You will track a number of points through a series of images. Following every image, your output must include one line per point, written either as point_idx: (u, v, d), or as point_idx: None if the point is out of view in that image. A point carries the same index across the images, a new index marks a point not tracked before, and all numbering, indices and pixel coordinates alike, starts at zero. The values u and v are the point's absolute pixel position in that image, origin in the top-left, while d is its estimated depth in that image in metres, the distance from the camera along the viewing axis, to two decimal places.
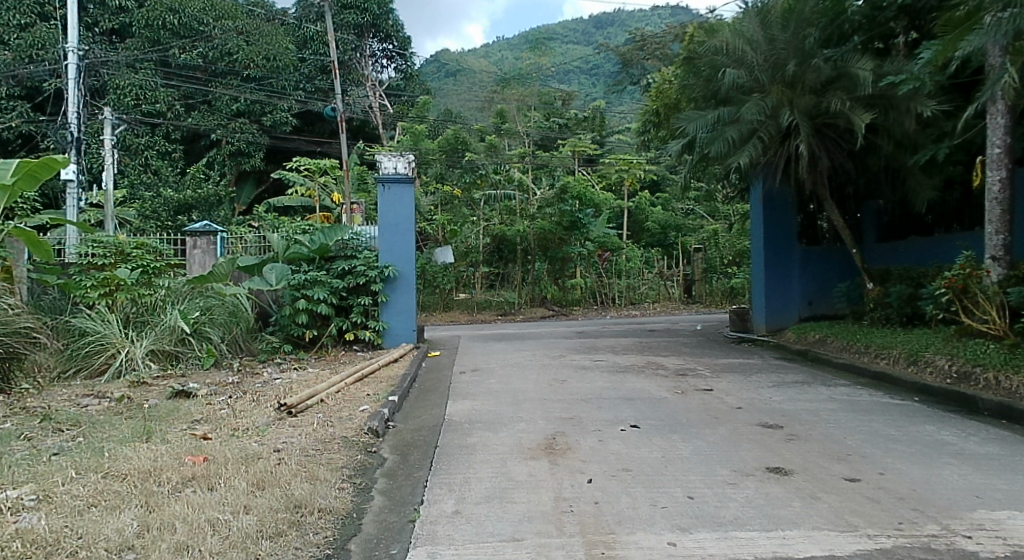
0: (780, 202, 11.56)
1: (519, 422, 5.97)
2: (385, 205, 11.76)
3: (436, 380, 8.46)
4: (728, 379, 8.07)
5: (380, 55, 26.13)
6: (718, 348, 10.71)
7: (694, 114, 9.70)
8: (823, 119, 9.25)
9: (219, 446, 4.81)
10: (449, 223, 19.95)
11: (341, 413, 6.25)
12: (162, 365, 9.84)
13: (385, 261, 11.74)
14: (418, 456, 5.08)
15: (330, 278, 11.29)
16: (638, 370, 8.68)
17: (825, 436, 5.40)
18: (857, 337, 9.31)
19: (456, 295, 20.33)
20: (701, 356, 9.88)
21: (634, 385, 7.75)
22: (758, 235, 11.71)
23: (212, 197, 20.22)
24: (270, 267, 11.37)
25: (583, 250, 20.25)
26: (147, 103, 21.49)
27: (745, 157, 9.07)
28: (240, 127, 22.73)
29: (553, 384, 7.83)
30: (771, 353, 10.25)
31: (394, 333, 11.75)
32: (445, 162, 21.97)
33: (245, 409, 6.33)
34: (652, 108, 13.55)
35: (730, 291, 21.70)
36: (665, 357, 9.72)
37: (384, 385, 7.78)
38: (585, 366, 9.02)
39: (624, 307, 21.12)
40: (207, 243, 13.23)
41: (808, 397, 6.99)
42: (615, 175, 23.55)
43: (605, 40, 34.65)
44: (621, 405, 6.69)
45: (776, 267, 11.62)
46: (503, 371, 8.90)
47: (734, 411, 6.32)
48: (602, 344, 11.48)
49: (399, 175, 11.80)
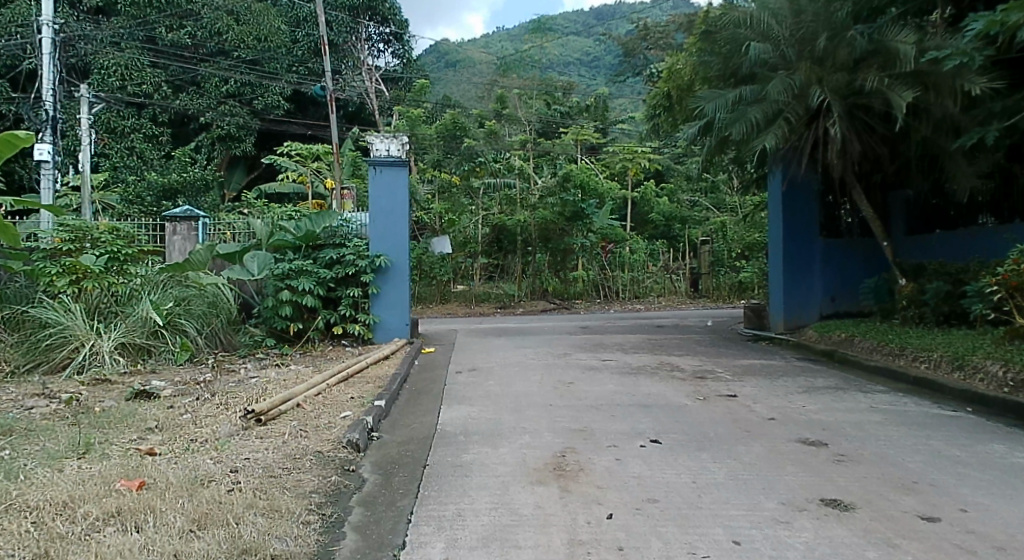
0: (802, 190, 10.77)
1: (523, 435, 5.20)
2: (376, 189, 10.96)
3: (429, 381, 7.67)
4: (752, 383, 7.30)
5: (376, 39, 25.20)
6: (735, 348, 9.93)
7: (712, 93, 8.90)
8: (856, 100, 8.45)
9: (163, 465, 4.01)
10: (448, 212, 19.16)
11: (318, 421, 5.46)
12: (133, 360, 9.02)
13: (376, 250, 10.95)
14: (403, 479, 4.29)
15: (316, 267, 10.49)
16: (652, 372, 7.91)
17: (879, 457, 4.64)
18: (889, 338, 8.54)
19: (454, 287, 19.61)
20: (718, 356, 9.11)
21: (649, 390, 6.98)
22: (778, 225, 10.94)
23: (200, 182, 19.39)
24: (252, 255, 10.74)
25: (586, 242, 19.48)
26: (133, 83, 20.75)
27: (770, 140, 8.27)
28: (230, 110, 21.87)
29: (560, 388, 7.06)
30: (793, 354, 9.48)
31: (386, 327, 10.96)
32: (443, 149, 21.18)
33: (209, 415, 5.53)
34: (663, 90, 12.72)
35: (739, 285, 20.87)
36: (679, 356, 8.95)
37: (370, 386, 7.01)
38: (593, 367, 8.26)
39: (628, 301, 20.36)
40: (188, 228, 12.52)
41: (846, 405, 6.23)
42: (619, 164, 22.62)
43: (608, 29, 33.95)
44: (637, 414, 5.92)
45: (796, 259, 10.86)
46: (504, 371, 8.13)
47: (768, 424, 5.55)
48: (609, 342, 10.71)
49: (392, 157, 10.98)
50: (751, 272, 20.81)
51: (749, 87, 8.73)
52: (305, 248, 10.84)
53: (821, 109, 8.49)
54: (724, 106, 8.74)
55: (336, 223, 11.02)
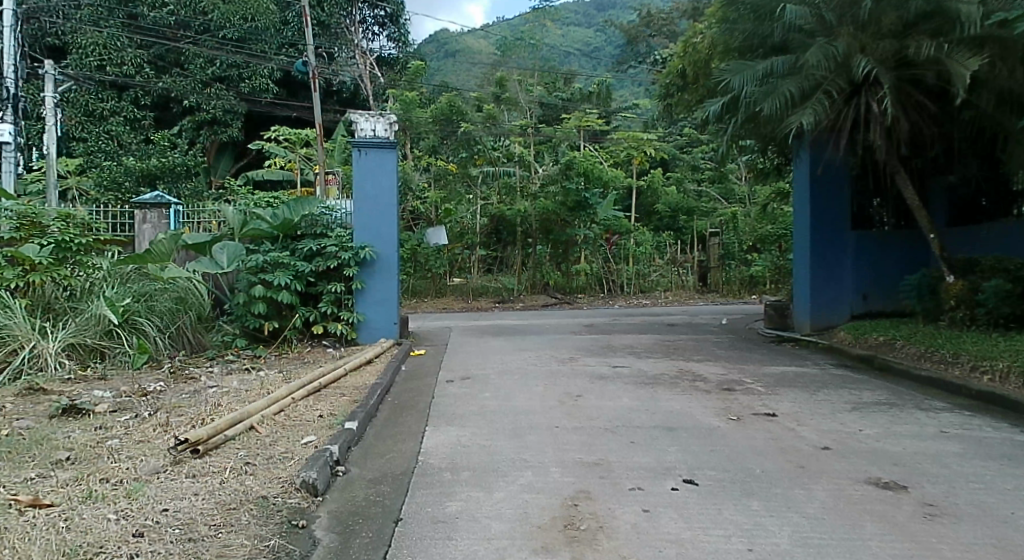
0: (833, 177, 9.73)
1: (524, 472, 4.17)
2: (362, 174, 9.91)
3: (415, 392, 6.63)
4: (791, 398, 6.25)
5: (371, 22, 24.05)
6: (760, 352, 8.90)
7: (739, 64, 7.81)
8: (907, 71, 7.38)
9: (38, 535, 2.98)
10: (444, 200, 18.12)
11: (273, 452, 4.41)
12: (82, 363, 8.05)
13: (361, 241, 9.90)
14: (367, 541, 3.26)
15: (294, 260, 9.45)
16: (672, 383, 6.86)
17: (981, 511, 3.60)
18: (939, 343, 7.52)
19: (450, 280, 18.68)
20: (743, 362, 8.06)
21: (671, 406, 5.93)
22: (805, 215, 9.89)
23: (180, 168, 18.35)
24: (222, 246, 9.58)
25: (589, 234, 18.49)
26: (112, 65, 19.88)
27: (808, 117, 7.20)
28: (215, 93, 20.74)
29: (567, 404, 6.01)
30: (826, 359, 8.46)
31: (372, 327, 9.93)
32: (440, 133, 19.61)
33: (138, 443, 4.46)
34: (677, 67, 11.64)
35: (750, 280, 19.85)
36: (700, 362, 7.93)
37: (346, 399, 5.99)
38: (602, 376, 7.20)
39: (633, 296, 19.29)
40: (159, 216, 11.55)
41: (909, 428, 5.20)
42: (624, 152, 21.37)
43: (611, 18, 32.98)
44: (661, 441, 4.89)
45: (825, 253, 9.85)
46: (502, 381, 7.07)
47: (823, 455, 4.52)
48: (618, 344, 9.66)
49: (379, 139, 9.92)
50: (763, 266, 19.78)
51: (782, 57, 7.66)
52: (283, 238, 9.81)
53: (864, 81, 7.43)
54: (754, 78, 7.65)
55: (317, 211, 9.99)
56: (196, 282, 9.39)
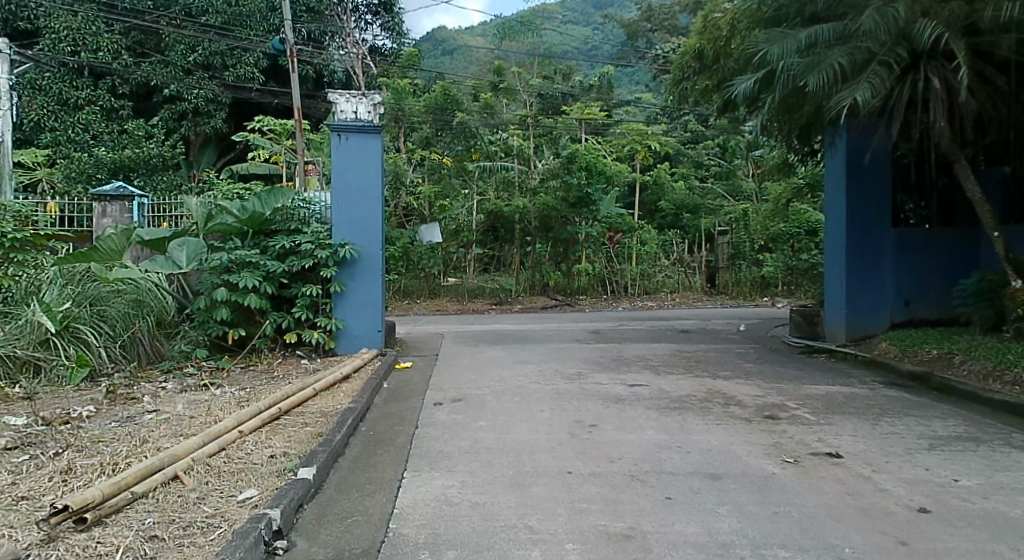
0: (871, 166, 8.69)
1: (532, 551, 3.07)
2: (341, 162, 8.79)
3: (395, 420, 5.53)
4: (851, 430, 5.13)
5: (364, 10, 22.84)
6: (794, 367, 7.80)
7: (777, 33, 6.71)
8: (977, 39, 6.28)
9: None
10: (438, 195, 17.07)
11: (191, 518, 3.29)
12: (11, 379, 6.93)
13: (339, 238, 8.77)
14: None
15: (264, 259, 8.32)
16: (704, 409, 5.73)
17: None
18: (1012, 359, 6.43)
19: (444, 280, 17.62)
20: (779, 380, 6.95)
21: (709, 443, 4.81)
22: (839, 208, 8.82)
23: (156, 159, 17.25)
24: (181, 242, 8.45)
25: (592, 232, 17.44)
26: (87, 50, 18.68)
27: (863, 92, 6.13)
28: (197, 82, 19.56)
29: (581, 439, 4.88)
30: (871, 375, 7.39)
31: (353, 335, 8.81)
32: (434, 125, 18.13)
33: (10, 509, 3.33)
34: (694, 46, 10.59)
35: (761, 281, 18.71)
36: (728, 380, 6.85)
37: (308, 431, 4.88)
38: (618, 398, 6.08)
39: (637, 298, 18.19)
40: (121, 209, 10.62)
41: (1019, 478, 4.08)
42: (627, 147, 20.11)
43: (611, 12, 31.92)
44: (707, 497, 3.78)
45: (863, 252, 8.78)
46: (500, 405, 5.94)
47: (927, 524, 3.41)
48: (629, 355, 8.54)
49: (361, 122, 8.79)
50: (774, 267, 18.53)
51: (828, 25, 6.60)
52: (254, 233, 8.70)
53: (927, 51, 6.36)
54: (796, 49, 6.58)
55: (292, 203, 8.87)
56: (161, 290, 8.36)
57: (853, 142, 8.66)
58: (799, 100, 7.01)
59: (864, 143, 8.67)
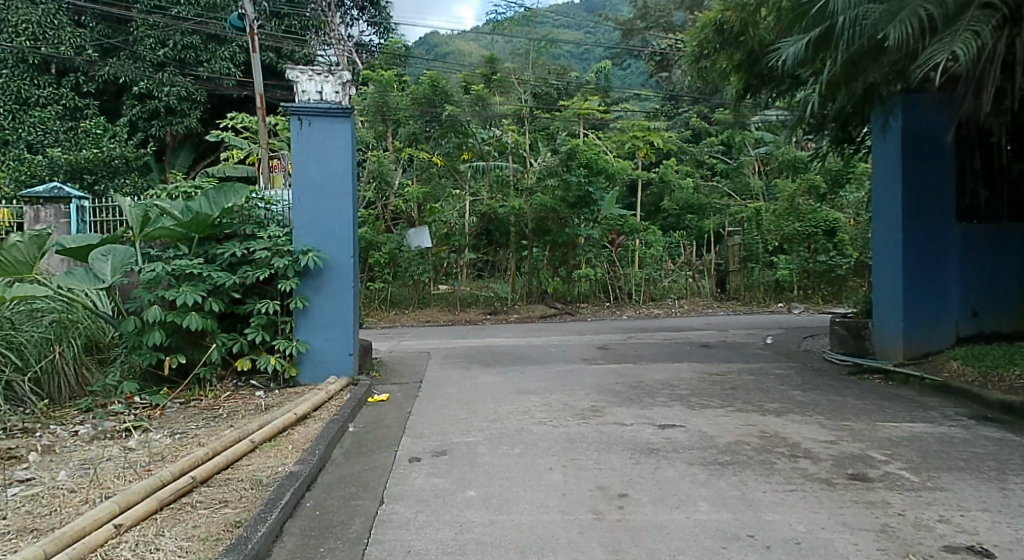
0: (929, 151, 7.44)
1: None
2: (304, 152, 7.34)
3: (354, 491, 4.09)
4: (979, 500, 3.74)
5: (348, 5, 21.33)
6: (854, 395, 6.39)
7: None
8: None
9: None
10: (426, 197, 15.71)
11: None
12: None
13: (303, 243, 7.35)
14: None
15: (210, 270, 6.86)
16: (766, 466, 4.32)
17: None
18: None
19: (435, 287, 16.30)
20: (845, 416, 5.55)
21: (793, 528, 3.41)
22: (894, 201, 7.52)
23: (116, 161, 15.89)
24: (106, 250, 7.13)
25: (593, 234, 16.04)
26: (47, 44, 17.19)
27: (961, 46, 4.84)
28: (169, 78, 18.05)
29: (609, 524, 3.47)
30: (952, 405, 6.01)
31: (319, 360, 7.36)
32: (421, 119, 16.01)
33: None
34: (715, 18, 9.23)
35: (777, 285, 17.23)
36: (782, 419, 5.45)
37: (224, 521, 3.45)
38: (650, 449, 4.67)
39: (643, 305, 16.77)
40: (57, 214, 9.27)
41: None
42: (628, 144, 18.69)
43: (605, 10, 30.64)
44: None
45: (925, 252, 7.44)
46: (496, 461, 4.53)
47: None
48: (649, 380, 7.14)
49: (326, 104, 7.35)
50: (789, 269, 17.01)
51: None
52: (201, 239, 7.24)
53: None
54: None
55: (248, 202, 7.47)
56: (87, 310, 6.94)
57: (909, 123, 7.40)
58: (855, 70, 5.95)
59: (923, 124, 7.42)
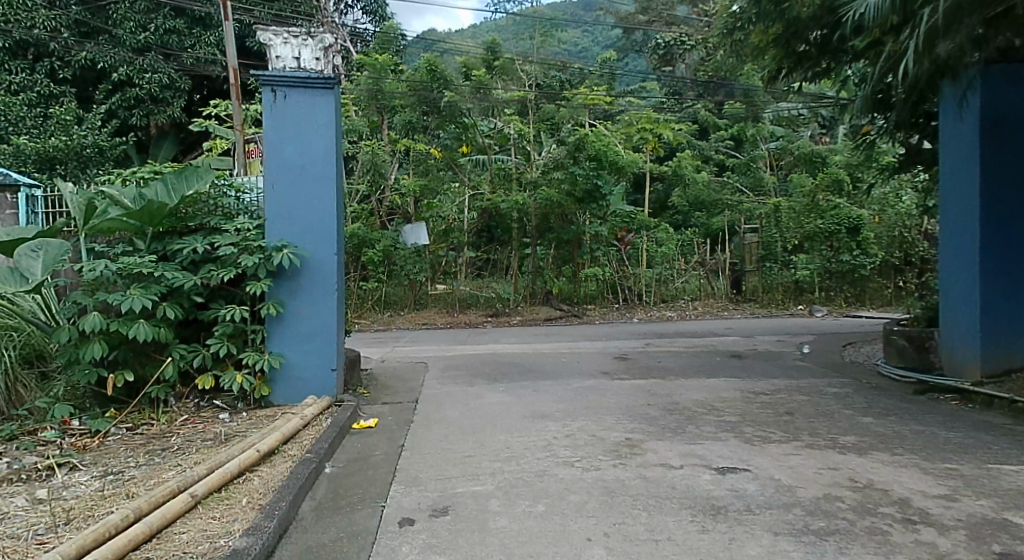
0: (1012, 132, 6.36)
1: None
2: (278, 129, 6.21)
3: None
4: None
5: None
6: (941, 424, 5.28)
7: None
8: None
9: None
10: (422, 190, 14.57)
11: None
12: None
13: (278, 237, 6.22)
14: None
15: (165, 269, 5.73)
16: (877, 539, 3.20)
17: None
18: None
19: (432, 288, 15.16)
20: (945, 456, 4.45)
21: None
22: (970, 191, 6.43)
23: (89, 150, 14.94)
24: (38, 245, 5.85)
25: (600, 232, 14.92)
26: (19, 26, 15.96)
27: None
28: (151, 64, 16.85)
29: None
30: None
31: (295, 377, 6.24)
32: (419, 108, 14.98)
33: None
34: None
35: (796, 286, 16.03)
36: (871, 459, 4.33)
37: None
38: (714, 509, 3.55)
39: (654, 307, 15.61)
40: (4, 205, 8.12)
41: None
42: (637, 136, 17.56)
43: None
44: None
45: (1004, 251, 6.37)
46: (514, 525, 3.41)
47: None
48: (687, 401, 6.03)
49: (305, 73, 6.22)
50: (809, 270, 15.86)
51: None
52: (160, 233, 6.13)
53: None
54: None
55: (214, 190, 6.35)
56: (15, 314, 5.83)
57: (989, 98, 6.31)
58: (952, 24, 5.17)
59: (1004, 99, 6.34)
